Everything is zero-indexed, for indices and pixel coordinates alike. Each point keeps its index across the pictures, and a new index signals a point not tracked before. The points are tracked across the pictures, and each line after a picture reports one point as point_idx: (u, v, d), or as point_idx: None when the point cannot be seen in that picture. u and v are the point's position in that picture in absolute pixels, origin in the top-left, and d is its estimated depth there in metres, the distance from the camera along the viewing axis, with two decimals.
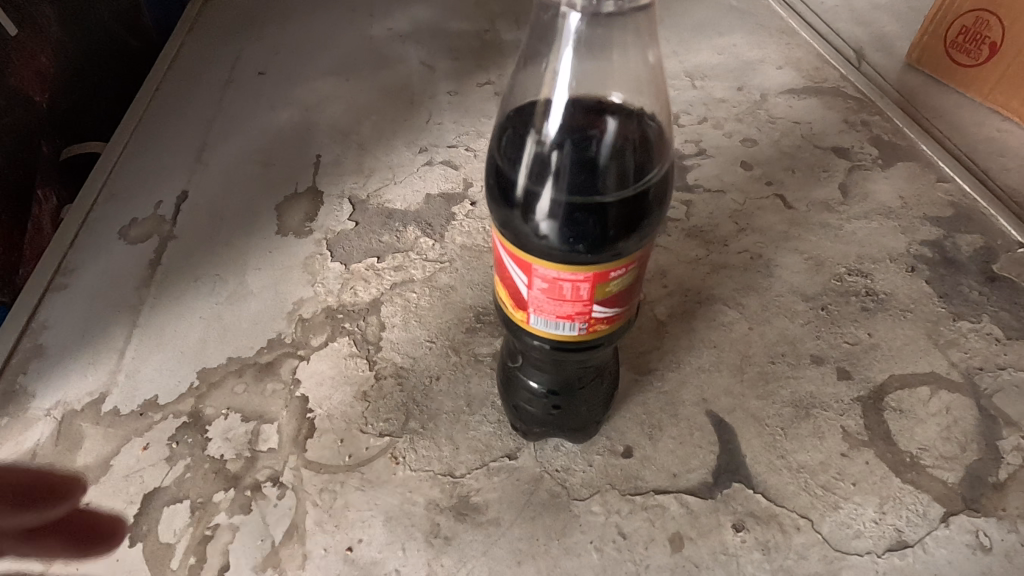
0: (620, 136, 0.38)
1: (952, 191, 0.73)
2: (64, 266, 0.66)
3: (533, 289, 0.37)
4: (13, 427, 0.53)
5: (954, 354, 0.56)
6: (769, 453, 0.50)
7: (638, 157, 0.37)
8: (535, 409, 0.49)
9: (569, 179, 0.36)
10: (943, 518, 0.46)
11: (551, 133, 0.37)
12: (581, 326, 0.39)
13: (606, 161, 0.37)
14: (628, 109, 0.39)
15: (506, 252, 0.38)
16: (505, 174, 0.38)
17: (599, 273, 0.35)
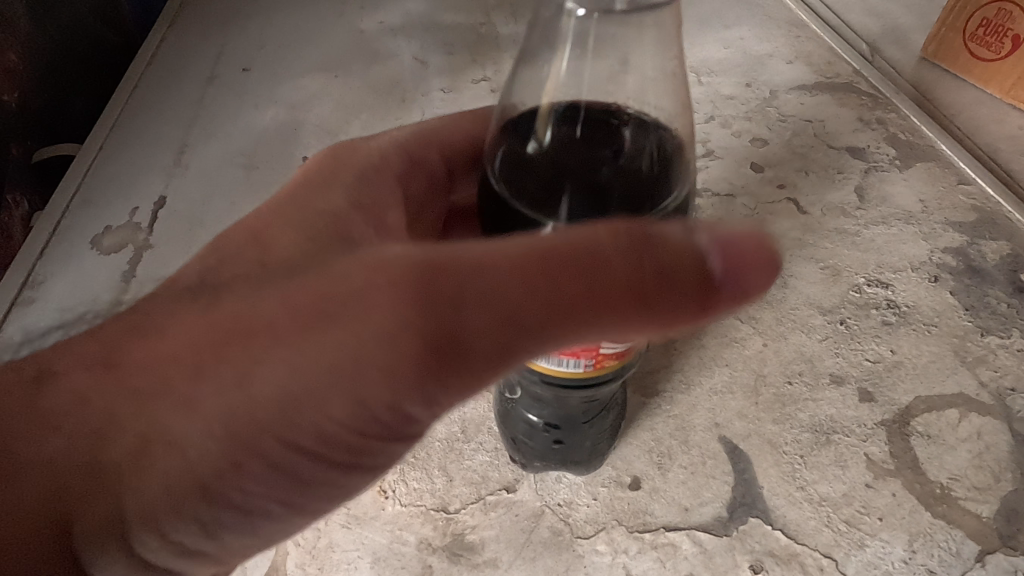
0: (634, 152, 0.34)
1: (975, 193, 0.69)
2: (32, 279, 0.65)
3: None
4: None
5: (983, 373, 0.53)
6: (788, 484, 0.47)
7: (655, 177, 0.33)
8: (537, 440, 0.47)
9: (573, 205, 0.32)
10: (978, 557, 0.43)
11: (554, 149, 0.34)
12: (586, 363, 0.36)
13: (617, 179, 0.33)
14: (643, 120, 0.35)
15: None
16: (502, 197, 0.34)
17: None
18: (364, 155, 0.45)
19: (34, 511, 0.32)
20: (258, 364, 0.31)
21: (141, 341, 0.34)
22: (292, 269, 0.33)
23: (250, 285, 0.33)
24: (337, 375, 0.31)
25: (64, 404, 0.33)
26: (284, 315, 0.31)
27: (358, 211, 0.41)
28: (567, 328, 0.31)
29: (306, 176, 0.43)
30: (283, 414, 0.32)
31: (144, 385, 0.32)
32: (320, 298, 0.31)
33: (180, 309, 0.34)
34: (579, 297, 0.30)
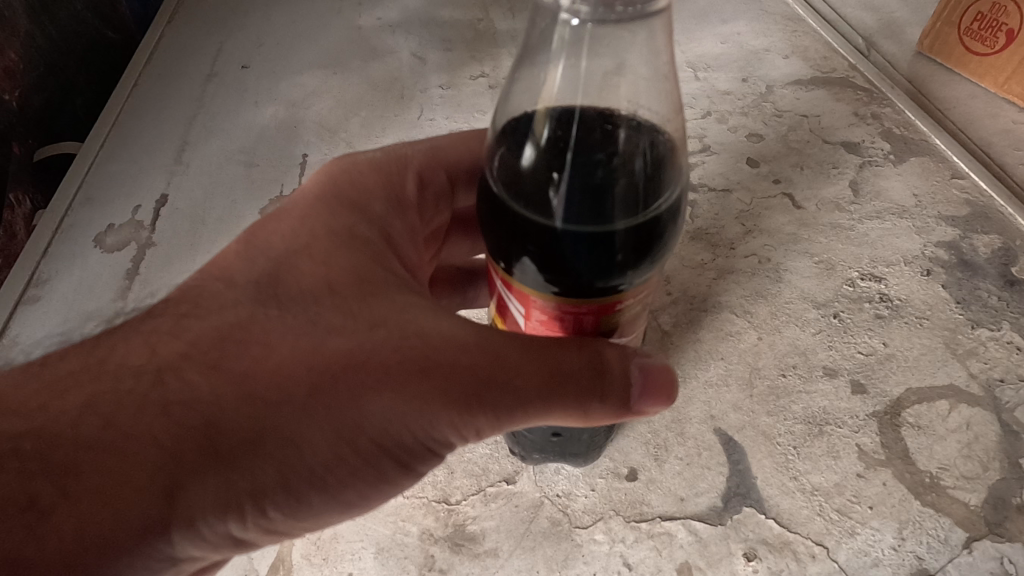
0: (631, 152, 0.35)
1: (967, 187, 0.70)
2: (36, 278, 0.65)
3: (533, 322, 0.36)
4: None
5: (973, 365, 0.53)
6: (782, 475, 0.48)
7: (651, 178, 0.35)
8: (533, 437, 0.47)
9: (573, 204, 0.33)
10: (966, 544, 0.44)
11: (552, 150, 0.34)
12: None
13: (613, 180, 0.34)
14: (637, 121, 0.36)
15: (504, 282, 0.36)
16: (501, 199, 0.35)
17: (606, 306, 0.34)
18: (366, 166, 0.45)
19: (135, 501, 0.31)
20: (354, 394, 0.34)
21: (242, 345, 0.34)
22: (372, 311, 0.36)
23: (340, 316, 0.35)
24: (414, 413, 0.34)
25: (161, 395, 0.32)
26: (380, 357, 0.34)
27: (375, 229, 0.42)
28: (549, 415, 0.36)
29: (333, 192, 0.43)
30: (367, 438, 0.34)
31: (252, 387, 0.33)
32: (411, 348, 0.34)
33: (267, 321, 0.35)
34: (570, 392, 0.35)
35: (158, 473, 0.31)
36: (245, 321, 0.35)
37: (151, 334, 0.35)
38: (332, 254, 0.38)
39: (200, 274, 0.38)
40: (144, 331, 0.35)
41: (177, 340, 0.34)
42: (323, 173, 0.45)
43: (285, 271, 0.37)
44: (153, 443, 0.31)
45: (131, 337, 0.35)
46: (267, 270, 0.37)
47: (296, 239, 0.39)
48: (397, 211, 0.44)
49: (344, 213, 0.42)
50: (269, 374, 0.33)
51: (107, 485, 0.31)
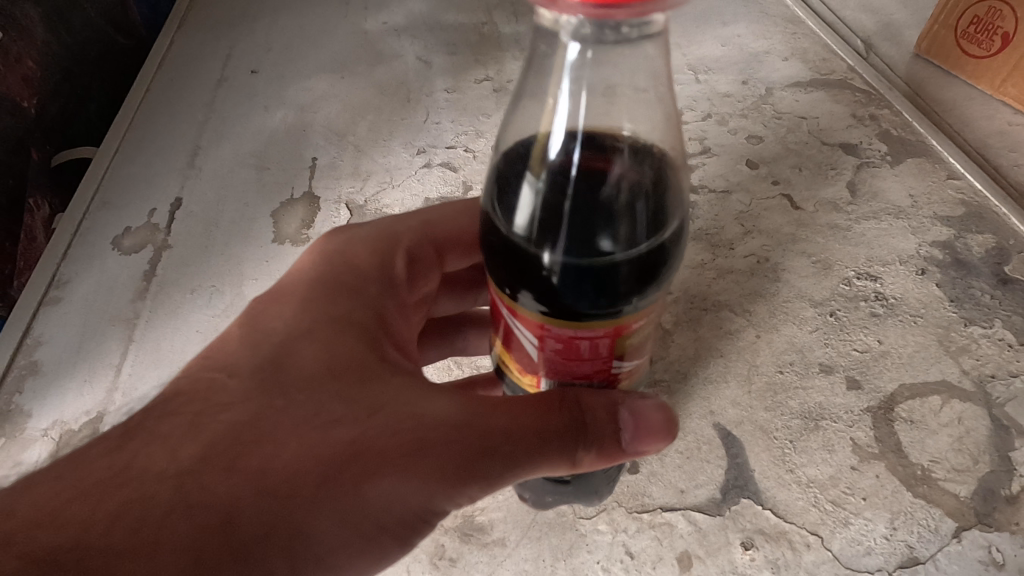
0: (629, 182, 0.38)
1: (963, 187, 0.71)
2: (56, 279, 0.67)
3: (548, 350, 0.36)
4: (11, 448, 0.54)
5: (965, 361, 0.55)
6: (778, 467, 0.49)
7: (650, 206, 0.38)
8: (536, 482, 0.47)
9: (575, 234, 0.36)
10: (955, 533, 0.45)
11: (554, 185, 0.37)
12: (599, 381, 0.39)
13: (615, 205, 0.37)
14: (635, 150, 0.40)
15: (512, 313, 0.37)
16: (506, 229, 0.37)
17: (620, 327, 0.35)
18: (358, 246, 0.48)
19: None
20: (364, 479, 0.35)
21: (257, 442, 0.35)
22: (372, 398, 0.38)
23: (343, 405, 0.37)
24: (416, 495, 0.36)
25: (168, 501, 0.32)
26: (384, 444, 0.36)
27: (368, 307, 0.44)
28: (543, 471, 0.38)
29: (329, 274, 0.44)
30: (373, 523, 0.36)
31: (261, 484, 0.34)
32: (408, 433, 0.36)
33: (276, 413, 0.36)
34: (560, 452, 0.38)
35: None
36: (256, 414, 0.36)
37: (157, 436, 0.35)
38: (333, 341, 0.40)
39: (203, 367, 0.39)
40: (145, 434, 0.35)
41: (185, 441, 0.35)
42: (316, 254, 0.46)
43: (286, 356, 0.39)
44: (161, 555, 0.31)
45: (136, 440, 0.35)
46: (270, 356, 0.39)
47: (297, 323, 0.41)
48: (388, 287, 0.47)
49: (342, 297, 0.43)
50: (279, 469, 0.34)
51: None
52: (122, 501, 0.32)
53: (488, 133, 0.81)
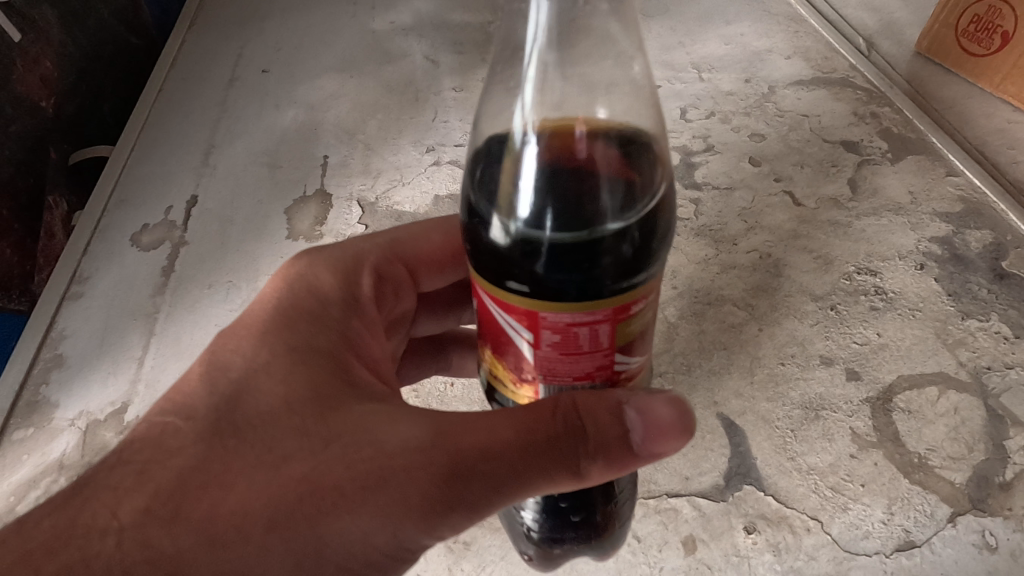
0: (609, 173, 0.39)
1: (962, 184, 0.72)
2: (78, 275, 0.69)
3: (546, 345, 0.35)
4: (39, 437, 0.56)
5: (962, 354, 0.57)
6: (780, 455, 0.51)
7: (632, 194, 0.38)
8: (540, 532, 0.44)
9: (556, 223, 0.36)
10: (950, 518, 0.47)
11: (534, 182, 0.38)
12: (603, 376, 0.37)
13: (598, 188, 0.38)
14: (614, 143, 0.41)
15: (503, 309, 0.35)
16: (491, 221, 0.37)
17: (618, 310, 0.34)
18: (323, 267, 0.46)
19: None
20: (317, 517, 0.34)
21: (204, 488, 0.34)
22: (327, 431, 0.35)
23: (294, 440, 0.35)
24: (376, 530, 0.34)
25: (113, 558, 0.32)
26: (335, 480, 0.34)
27: (331, 330, 0.41)
28: (543, 487, 0.35)
29: (290, 300, 0.42)
30: (329, 563, 0.34)
31: (204, 533, 0.33)
32: (363, 467, 0.34)
33: (224, 455, 0.34)
34: (555, 464, 0.35)
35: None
36: (203, 457, 0.34)
37: (107, 485, 0.34)
38: (288, 372, 0.38)
39: (160, 410, 0.37)
40: (92, 485, 0.34)
41: (130, 491, 0.34)
42: (279, 279, 0.44)
43: (242, 390, 0.37)
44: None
45: (89, 491, 0.34)
46: (224, 391, 0.37)
47: (256, 351, 0.39)
48: (354, 306, 0.44)
49: (302, 322, 0.41)
50: (221, 517, 0.33)
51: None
52: (71, 559, 0.32)
53: None
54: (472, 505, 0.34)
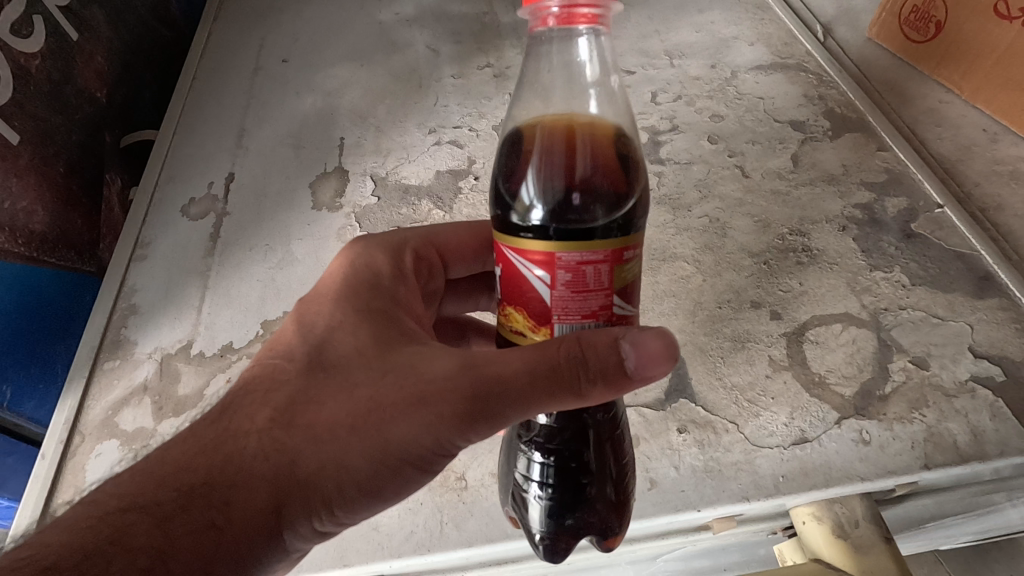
0: (604, 174, 0.50)
1: (890, 158, 0.84)
2: (140, 241, 0.83)
3: (561, 284, 0.45)
4: (125, 367, 0.70)
5: (866, 298, 0.70)
6: (710, 376, 0.65)
7: (620, 190, 0.50)
8: (551, 501, 0.53)
9: (563, 214, 0.48)
10: (837, 421, 0.61)
11: (546, 183, 0.50)
12: (604, 317, 0.47)
13: (594, 187, 0.49)
14: (611, 147, 0.52)
15: (525, 258, 0.45)
16: (514, 211, 0.50)
17: (616, 251, 0.45)
18: (376, 253, 0.59)
19: (243, 528, 0.42)
20: (381, 422, 0.44)
21: (301, 407, 0.45)
22: (390, 364, 0.46)
23: (365, 371, 0.46)
24: (429, 435, 0.44)
25: (242, 455, 0.43)
26: (395, 398, 0.44)
27: (386, 297, 0.54)
28: (549, 405, 0.44)
29: (354, 277, 0.55)
30: (396, 457, 0.45)
31: (308, 436, 0.44)
32: (411, 388, 0.44)
33: (314, 384, 0.46)
34: (557, 387, 0.43)
35: (255, 506, 0.43)
36: (299, 386, 0.46)
37: (234, 406, 0.46)
38: (359, 325, 0.50)
39: (269, 355, 0.49)
40: (230, 406, 0.46)
41: (257, 407, 0.46)
42: (344, 264, 0.57)
43: (325, 339, 0.49)
44: (242, 489, 0.43)
45: (223, 412, 0.46)
46: (315, 341, 0.49)
47: (335, 312, 0.51)
48: (400, 280, 0.58)
49: (366, 292, 0.53)
50: (319, 423, 0.44)
51: (216, 526, 0.42)
52: (212, 455, 0.44)
53: (489, 115, 0.94)
54: (499, 414, 0.43)
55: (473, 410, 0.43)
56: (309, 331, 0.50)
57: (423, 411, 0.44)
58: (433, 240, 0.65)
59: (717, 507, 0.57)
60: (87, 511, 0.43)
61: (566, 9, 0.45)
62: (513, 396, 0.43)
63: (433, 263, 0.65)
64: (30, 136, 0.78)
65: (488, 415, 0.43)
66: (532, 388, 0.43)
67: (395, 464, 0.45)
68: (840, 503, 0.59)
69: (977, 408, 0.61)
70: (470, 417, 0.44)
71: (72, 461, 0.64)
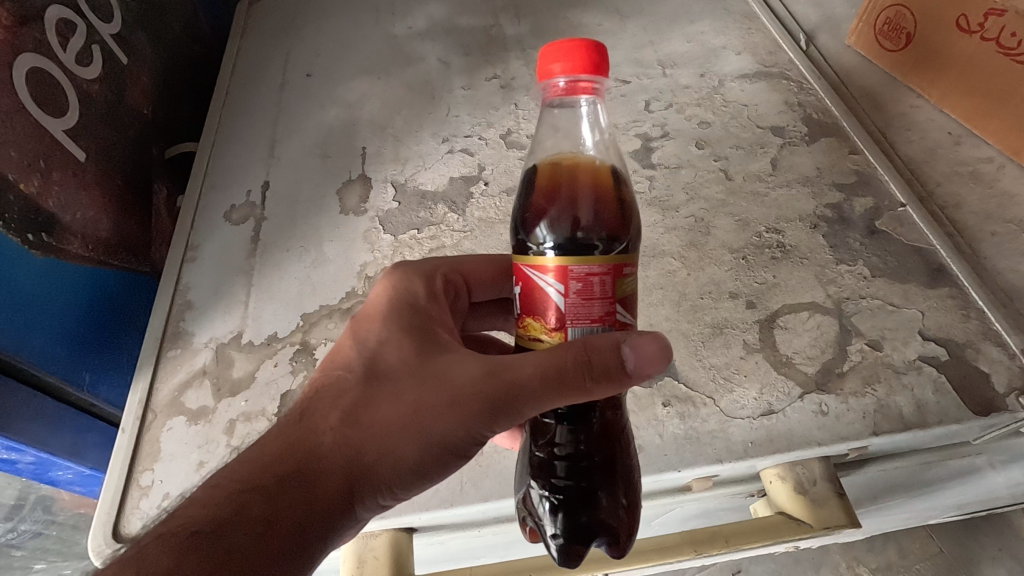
0: (602, 207, 0.60)
1: (860, 161, 0.93)
2: (190, 244, 0.94)
3: (572, 293, 0.54)
4: (186, 355, 0.82)
5: (831, 289, 0.79)
6: (692, 358, 0.75)
7: (615, 224, 0.60)
8: (563, 498, 0.64)
9: (567, 244, 0.59)
10: (800, 395, 0.71)
11: (552, 217, 0.59)
12: (608, 321, 0.55)
13: (593, 219, 0.59)
14: (608, 184, 0.62)
15: (542, 272, 0.55)
16: (528, 242, 0.61)
17: (616, 266, 0.55)
18: (413, 278, 0.70)
19: (325, 508, 0.53)
20: (427, 420, 0.55)
21: (362, 410, 0.56)
22: (430, 372, 0.57)
23: (412, 379, 0.57)
24: (468, 426, 0.55)
25: (321, 450, 0.54)
26: (437, 401, 0.55)
27: (423, 313, 0.64)
28: (562, 401, 0.53)
29: (395, 299, 0.66)
30: (440, 448, 0.56)
31: (370, 434, 0.55)
32: (449, 392, 0.55)
33: (371, 391, 0.57)
34: (566, 388, 0.53)
35: (332, 493, 0.53)
36: (359, 395, 0.57)
37: (310, 411, 0.57)
38: (402, 341, 0.60)
39: (331, 369, 0.60)
40: (306, 411, 0.57)
41: (328, 411, 0.56)
42: (385, 288, 0.68)
43: (376, 355, 0.60)
44: (323, 478, 0.53)
45: (301, 416, 0.57)
46: (368, 356, 0.60)
47: (381, 331, 0.62)
48: (433, 300, 0.68)
49: (406, 312, 0.64)
50: (378, 422, 0.55)
51: (305, 507, 0.52)
52: (296, 452, 0.54)
53: (497, 124, 1.03)
54: (521, 411, 0.54)
55: (499, 408, 0.54)
56: (363, 348, 0.61)
57: (459, 409, 0.54)
58: (458, 266, 0.76)
59: (694, 468, 0.68)
60: (199, 501, 0.53)
61: (570, 83, 0.58)
62: (533, 396, 0.53)
63: (456, 283, 0.75)
64: (93, 153, 0.88)
65: (511, 411, 0.54)
66: (548, 390, 0.53)
67: (439, 453, 0.56)
68: (801, 465, 0.69)
69: (923, 383, 0.70)
70: (497, 414, 0.54)
71: (148, 434, 0.75)
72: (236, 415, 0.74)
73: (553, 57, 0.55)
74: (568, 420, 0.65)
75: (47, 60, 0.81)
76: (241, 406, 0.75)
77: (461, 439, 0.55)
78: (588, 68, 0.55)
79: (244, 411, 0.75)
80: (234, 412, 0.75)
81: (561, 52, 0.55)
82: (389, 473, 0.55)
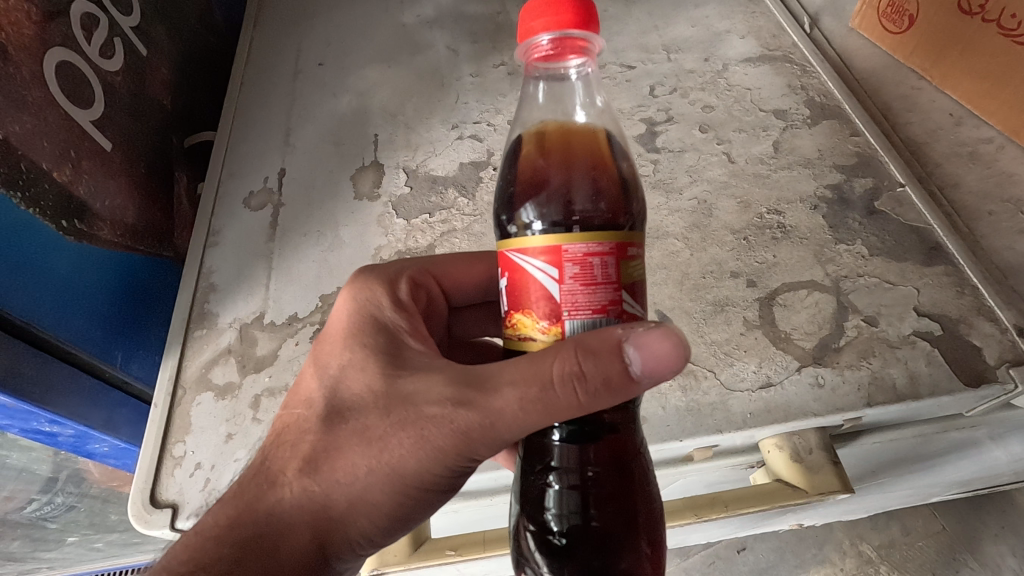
0: (595, 186, 0.62)
1: (862, 143, 0.94)
2: (211, 230, 0.98)
3: (571, 276, 0.55)
4: (211, 335, 0.86)
5: (830, 268, 0.82)
6: (694, 335, 0.78)
7: (608, 203, 0.62)
8: (571, 535, 0.61)
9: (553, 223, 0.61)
10: (798, 368, 0.74)
11: (540, 196, 0.62)
12: (608, 305, 0.56)
13: (585, 198, 0.62)
14: (601, 164, 0.64)
15: (534, 262, 0.56)
16: (516, 221, 0.63)
17: (618, 247, 0.56)
18: (376, 287, 0.72)
19: (301, 550, 0.58)
20: (390, 458, 0.57)
21: (324, 453, 0.59)
22: (391, 405, 0.58)
23: (374, 414, 0.59)
24: (432, 461, 0.58)
25: (287, 500, 0.58)
26: (397, 440, 0.57)
27: (387, 331, 0.66)
28: (545, 421, 0.54)
29: (356, 321, 0.68)
30: (406, 482, 0.59)
31: (334, 479, 0.58)
32: (409, 430, 0.57)
33: (331, 433, 0.59)
34: (547, 410, 0.53)
35: (304, 538, 0.58)
36: (322, 436, 0.60)
37: (274, 459, 0.61)
38: (362, 369, 0.62)
39: (293, 407, 0.63)
40: (265, 462, 0.61)
41: (289, 459, 0.60)
42: (348, 306, 0.70)
43: (337, 388, 0.62)
44: (294, 524, 0.58)
45: (265, 465, 0.61)
46: (328, 391, 0.62)
47: (342, 359, 0.64)
48: (399, 309, 0.70)
49: (368, 334, 0.66)
50: (342, 467, 0.58)
51: (277, 555, 0.57)
52: (264, 505, 0.59)
53: (504, 111, 1.06)
54: (483, 442, 0.56)
55: (459, 442, 0.56)
56: (325, 380, 0.63)
57: (421, 445, 0.57)
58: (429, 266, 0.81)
59: (697, 437, 0.71)
60: (177, 557, 0.57)
61: (557, 40, 0.60)
62: (493, 429, 0.55)
63: (422, 280, 0.79)
64: (118, 143, 0.92)
65: (472, 442, 0.56)
66: (517, 417, 0.54)
67: (411, 482, 0.59)
68: (798, 435, 0.73)
69: (917, 356, 0.73)
70: (458, 447, 0.56)
71: (179, 408, 0.80)
72: (261, 391, 0.79)
73: (535, 14, 0.58)
74: (577, 445, 0.63)
75: (73, 54, 0.85)
76: (265, 382, 0.79)
77: (430, 469, 0.58)
78: (574, 22, 0.57)
79: (268, 388, 0.79)
80: (259, 388, 0.79)
81: (543, 9, 0.57)
82: (363, 505, 0.59)
